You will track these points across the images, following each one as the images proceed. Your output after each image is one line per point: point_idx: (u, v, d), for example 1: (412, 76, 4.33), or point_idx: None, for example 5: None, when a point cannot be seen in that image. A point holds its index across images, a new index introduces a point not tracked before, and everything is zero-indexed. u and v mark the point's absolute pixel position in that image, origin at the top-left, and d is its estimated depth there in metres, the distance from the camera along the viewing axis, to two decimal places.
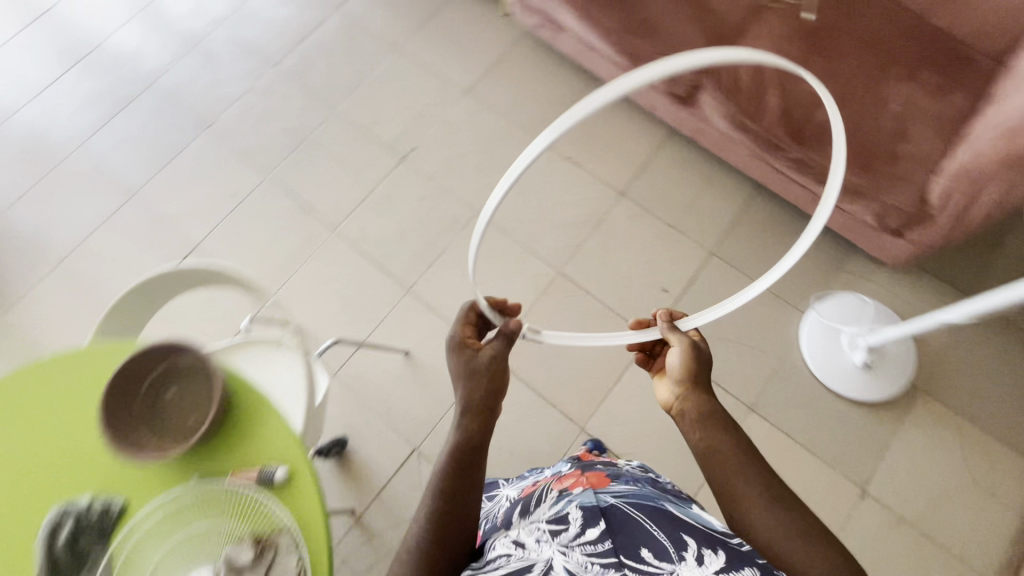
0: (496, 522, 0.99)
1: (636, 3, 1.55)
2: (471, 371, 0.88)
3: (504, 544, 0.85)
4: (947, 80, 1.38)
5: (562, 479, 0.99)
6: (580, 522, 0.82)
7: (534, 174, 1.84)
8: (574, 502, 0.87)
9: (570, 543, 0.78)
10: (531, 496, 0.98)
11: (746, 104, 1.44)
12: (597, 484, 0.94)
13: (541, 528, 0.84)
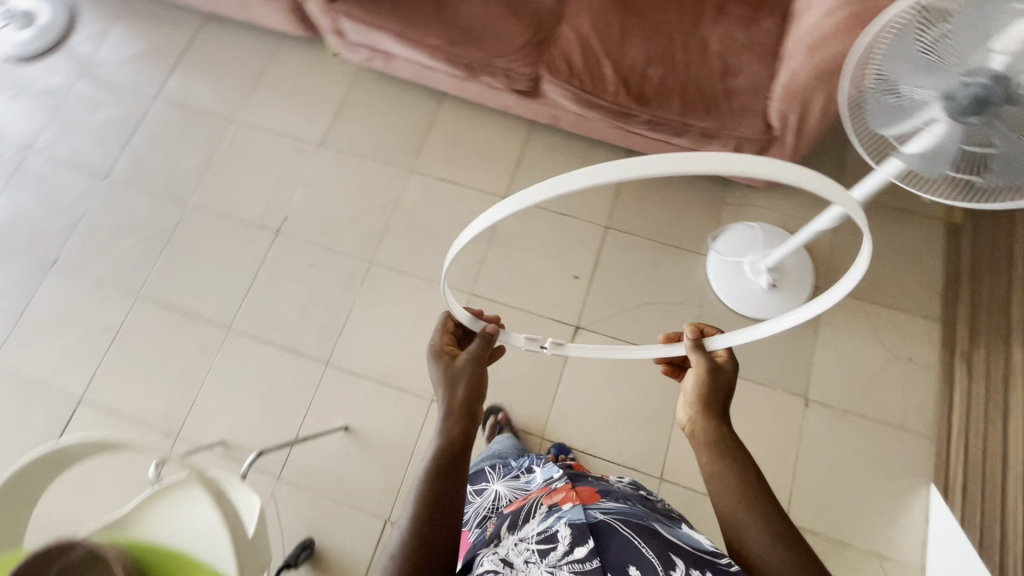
0: (487, 534, 0.98)
1: (452, 14, 1.53)
2: (456, 371, 0.90)
3: (491, 560, 0.83)
4: (751, 10, 1.47)
5: (552, 494, 0.95)
6: (568, 539, 0.79)
7: (416, 205, 1.80)
8: (563, 518, 0.84)
9: (558, 562, 0.76)
10: (520, 511, 0.98)
11: (585, 82, 1.46)
12: (588, 499, 0.90)
13: (530, 549, 0.82)
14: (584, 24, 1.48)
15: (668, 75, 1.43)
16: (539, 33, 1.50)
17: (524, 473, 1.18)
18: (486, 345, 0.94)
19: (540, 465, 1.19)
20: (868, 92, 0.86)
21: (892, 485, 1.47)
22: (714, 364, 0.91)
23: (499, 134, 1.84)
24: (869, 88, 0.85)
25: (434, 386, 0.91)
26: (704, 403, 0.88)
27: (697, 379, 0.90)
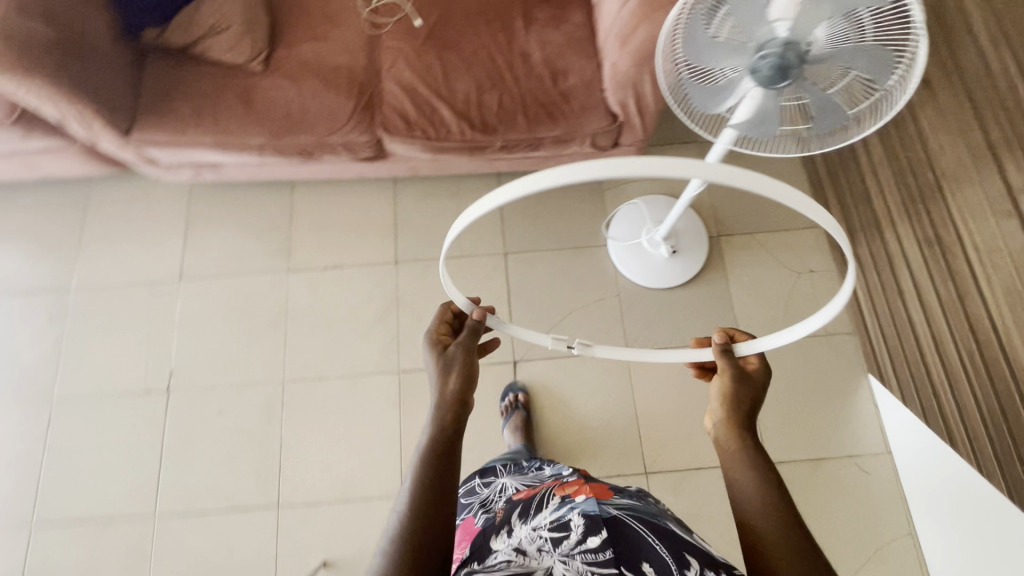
0: (496, 521, 0.97)
1: (263, 105, 1.41)
2: (450, 359, 0.83)
3: (504, 549, 0.85)
4: (556, 9, 1.48)
5: (565, 486, 0.98)
6: (581, 529, 0.83)
7: (309, 303, 1.67)
8: (576, 509, 0.87)
9: (571, 551, 0.80)
10: (530, 500, 0.98)
11: (427, 129, 1.41)
12: (602, 492, 0.94)
13: (542, 536, 0.86)
14: (404, 73, 1.43)
15: (503, 96, 1.41)
16: (364, 94, 1.43)
17: (527, 470, 1.18)
18: (474, 336, 0.88)
19: (547, 463, 1.20)
20: (684, 79, 0.89)
21: (839, 388, 1.58)
22: (742, 369, 0.83)
23: (366, 201, 1.75)
24: (682, 75, 0.89)
25: (429, 376, 0.84)
26: (727, 412, 0.80)
27: (720, 394, 0.81)
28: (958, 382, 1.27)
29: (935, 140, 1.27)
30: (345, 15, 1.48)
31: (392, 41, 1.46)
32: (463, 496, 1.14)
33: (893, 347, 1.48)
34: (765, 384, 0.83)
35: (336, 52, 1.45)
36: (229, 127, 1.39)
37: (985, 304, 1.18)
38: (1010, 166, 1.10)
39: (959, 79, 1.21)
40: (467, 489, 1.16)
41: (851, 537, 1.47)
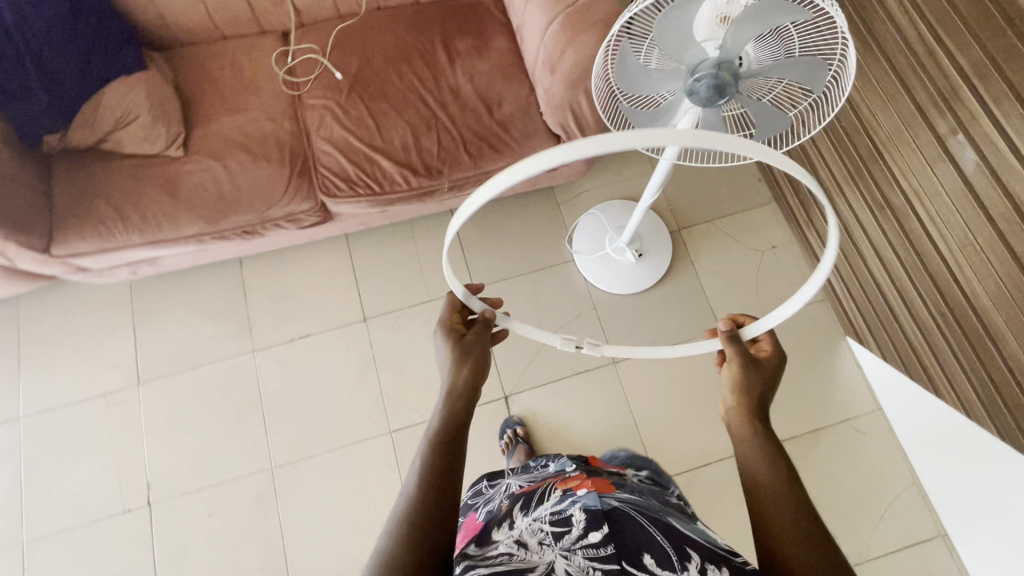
0: (499, 513, 0.91)
1: (191, 189, 1.32)
2: (466, 348, 0.83)
3: (504, 543, 0.78)
4: (478, 37, 1.44)
5: (567, 482, 0.93)
6: (583, 523, 0.75)
7: (282, 379, 1.59)
8: (578, 503, 0.81)
9: (571, 546, 0.72)
10: (532, 495, 0.93)
11: (368, 183, 1.36)
12: (603, 487, 0.88)
13: (543, 530, 0.78)
14: (334, 130, 1.37)
15: (442, 137, 1.37)
16: (297, 160, 1.36)
17: (536, 468, 1.15)
18: (484, 327, 0.88)
19: (552, 460, 1.18)
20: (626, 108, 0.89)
21: (822, 355, 1.62)
22: (752, 358, 0.80)
23: (321, 261, 1.69)
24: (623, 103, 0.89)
25: (440, 362, 0.84)
26: (740, 400, 0.77)
27: (732, 380, 0.79)
28: (931, 334, 1.31)
29: (865, 108, 1.29)
30: (260, 80, 1.41)
31: (315, 99, 1.40)
32: (469, 498, 1.09)
33: (863, 309, 1.51)
34: (774, 371, 0.80)
35: (259, 121, 1.38)
36: (160, 221, 1.30)
37: (943, 259, 1.22)
38: (942, 124, 1.12)
39: (875, 47, 1.22)
40: (474, 490, 1.11)
41: (863, 497, 1.51)
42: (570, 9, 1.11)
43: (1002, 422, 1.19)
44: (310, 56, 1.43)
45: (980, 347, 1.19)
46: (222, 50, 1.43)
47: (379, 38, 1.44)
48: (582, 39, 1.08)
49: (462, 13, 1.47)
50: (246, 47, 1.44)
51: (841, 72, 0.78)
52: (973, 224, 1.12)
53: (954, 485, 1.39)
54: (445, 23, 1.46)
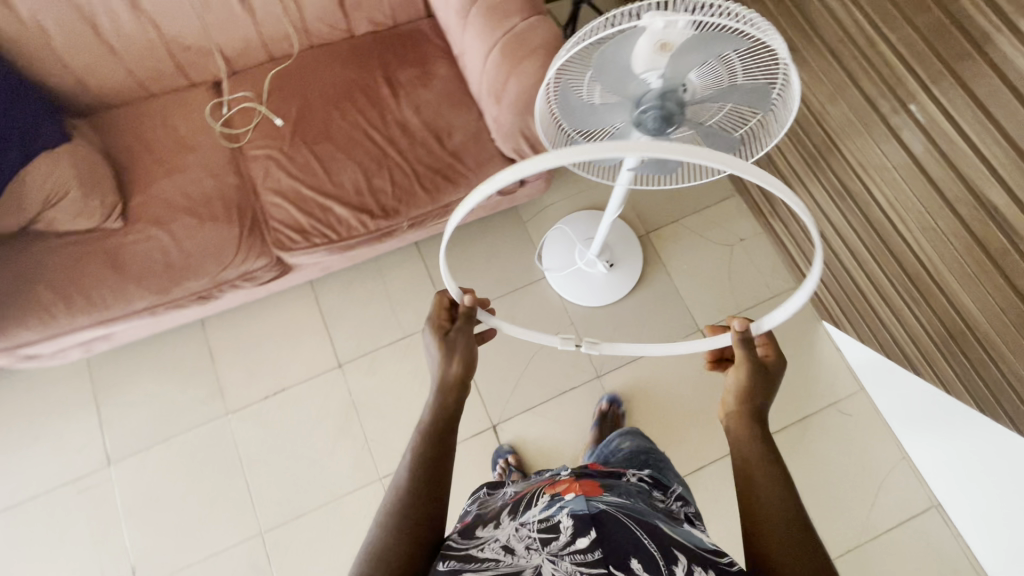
0: (485, 516, 0.82)
1: (136, 261, 1.25)
2: (454, 344, 0.87)
3: (488, 547, 0.70)
4: (420, 67, 1.39)
5: (556, 485, 0.83)
6: (570, 529, 0.68)
7: (262, 439, 1.54)
8: (565, 507, 0.72)
9: (558, 551, 0.65)
10: (522, 499, 0.84)
11: (322, 231, 1.30)
12: (592, 489, 0.78)
13: (529, 534, 0.71)
14: (280, 180, 1.32)
15: (395, 174, 1.33)
16: (246, 217, 1.31)
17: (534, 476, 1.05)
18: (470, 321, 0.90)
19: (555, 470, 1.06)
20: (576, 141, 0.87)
21: (800, 342, 1.63)
22: (759, 364, 0.78)
23: (288, 311, 1.63)
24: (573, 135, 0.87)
25: (430, 359, 0.88)
26: (744, 408, 0.76)
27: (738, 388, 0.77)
28: (902, 314, 1.32)
29: (815, 99, 1.28)
30: (196, 136, 1.34)
31: (258, 150, 1.34)
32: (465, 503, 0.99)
33: (835, 292, 1.52)
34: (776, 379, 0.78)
35: (201, 180, 1.31)
36: (107, 298, 1.23)
37: (905, 241, 1.22)
38: (890, 112, 1.12)
39: (818, 39, 1.22)
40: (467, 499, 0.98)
41: (856, 477, 1.52)
42: (507, 35, 1.06)
43: (979, 395, 1.21)
44: (247, 105, 1.36)
45: (950, 325, 1.20)
46: (151, 108, 1.35)
47: (317, 78, 1.38)
48: (524, 66, 1.04)
49: (400, 41, 1.42)
50: (177, 102, 1.36)
51: (785, 92, 0.77)
52: (929, 207, 1.12)
53: (941, 456, 1.42)
54: (384, 54, 1.40)
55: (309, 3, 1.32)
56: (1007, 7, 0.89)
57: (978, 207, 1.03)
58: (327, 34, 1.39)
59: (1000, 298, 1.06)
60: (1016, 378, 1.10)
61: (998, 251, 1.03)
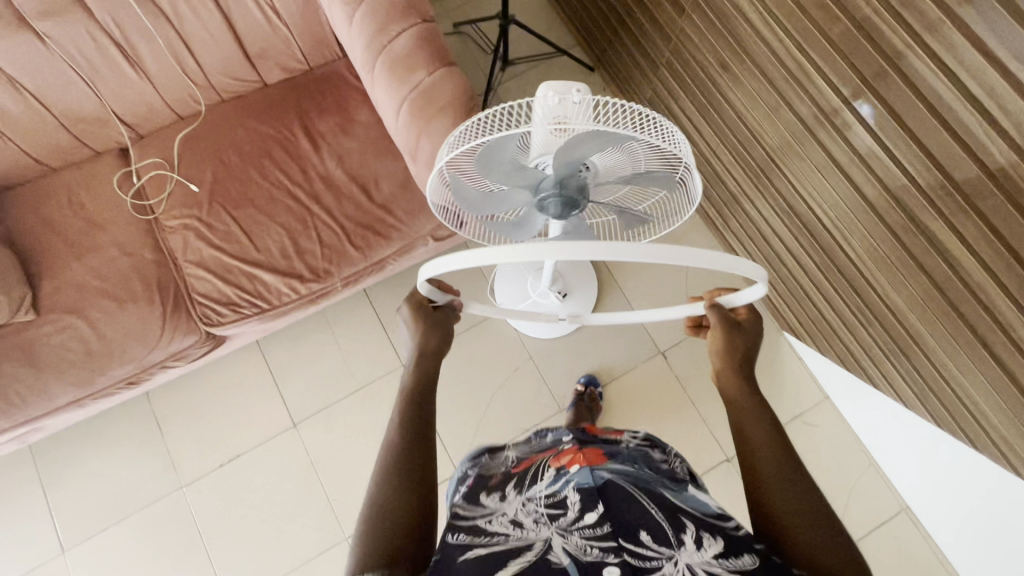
0: (487, 483, 0.79)
1: (55, 353, 1.18)
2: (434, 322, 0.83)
3: (498, 522, 0.67)
4: (340, 114, 1.31)
5: (560, 456, 0.80)
6: (577, 504, 0.66)
7: (220, 510, 1.48)
8: (571, 482, 0.71)
9: (568, 526, 0.63)
10: (526, 472, 0.81)
11: (250, 301, 1.24)
12: (596, 459, 0.76)
13: (538, 510, 0.68)
14: (201, 251, 1.24)
15: (322, 233, 1.26)
16: (169, 293, 1.23)
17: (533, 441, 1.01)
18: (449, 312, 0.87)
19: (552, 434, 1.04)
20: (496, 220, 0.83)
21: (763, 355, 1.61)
22: (736, 323, 0.78)
23: (236, 374, 1.57)
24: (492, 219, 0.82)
25: (405, 330, 0.85)
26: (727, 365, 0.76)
27: (718, 349, 0.77)
28: (856, 330, 1.30)
29: (752, 119, 1.23)
30: (106, 212, 1.26)
31: (174, 220, 1.26)
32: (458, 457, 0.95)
33: (792, 305, 1.49)
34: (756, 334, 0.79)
35: (116, 258, 1.23)
36: (28, 398, 1.17)
37: (853, 263, 1.19)
38: (826, 137, 1.08)
39: (749, 58, 1.16)
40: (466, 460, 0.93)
41: (829, 485, 1.49)
42: (414, 91, 0.99)
43: (936, 411, 1.20)
44: (157, 172, 1.28)
45: (903, 344, 1.18)
46: (54, 185, 1.27)
47: (230, 136, 1.30)
48: (433, 125, 0.97)
49: (316, 87, 1.33)
50: (81, 176, 1.27)
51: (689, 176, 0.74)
52: (873, 233, 1.09)
53: (911, 460, 1.40)
54: (299, 102, 1.32)
55: (210, 59, 1.25)
56: (921, 30, 0.84)
57: (920, 236, 1.00)
58: (236, 87, 1.31)
59: (949, 325, 1.03)
60: (970, 399, 1.09)
61: (943, 279, 1.00)
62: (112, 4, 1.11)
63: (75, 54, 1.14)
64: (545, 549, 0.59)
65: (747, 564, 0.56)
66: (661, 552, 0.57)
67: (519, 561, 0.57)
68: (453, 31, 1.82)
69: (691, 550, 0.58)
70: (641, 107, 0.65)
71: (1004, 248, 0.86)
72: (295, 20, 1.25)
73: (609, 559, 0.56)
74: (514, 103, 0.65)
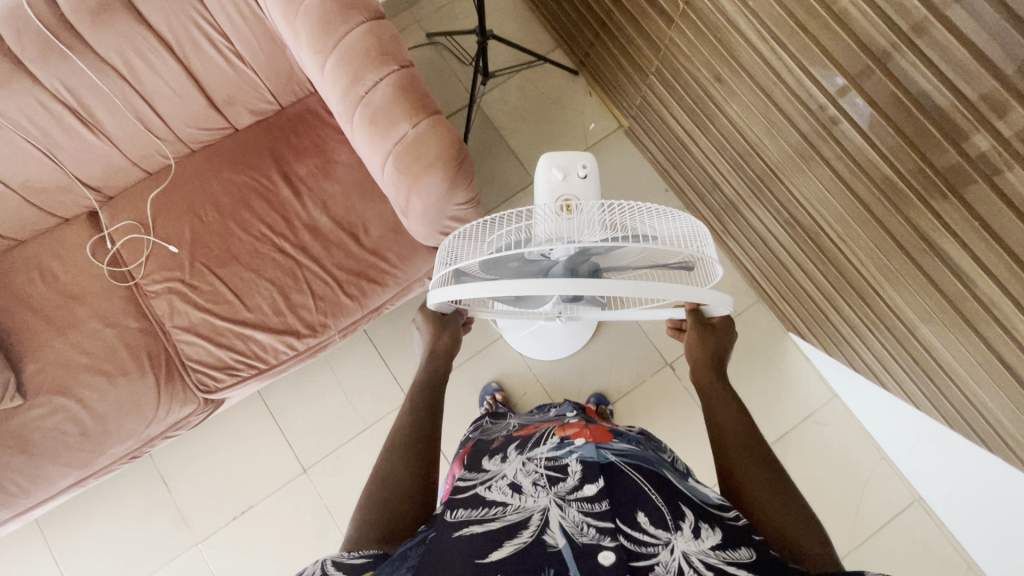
0: (490, 449, 0.84)
1: (47, 435, 1.12)
2: (444, 321, 0.92)
3: (498, 489, 0.67)
4: (318, 154, 1.24)
5: (566, 428, 0.83)
6: (578, 474, 0.67)
7: (236, 564, 1.45)
8: (575, 452, 0.71)
9: (566, 496, 0.62)
10: (529, 436, 0.85)
11: (246, 361, 1.19)
12: (602, 436, 0.77)
13: (537, 471, 0.70)
14: (185, 313, 1.19)
15: (315, 286, 1.19)
16: (160, 362, 1.18)
17: (539, 415, 1.11)
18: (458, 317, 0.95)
19: (554, 407, 1.16)
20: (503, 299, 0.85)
21: (770, 357, 1.61)
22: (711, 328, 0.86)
23: (240, 422, 1.54)
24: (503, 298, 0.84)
25: (421, 330, 0.94)
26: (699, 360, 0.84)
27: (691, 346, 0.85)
28: (866, 336, 1.27)
29: (750, 131, 1.19)
30: (82, 282, 1.20)
31: (156, 284, 1.20)
32: (470, 429, 1.06)
33: (800, 310, 1.47)
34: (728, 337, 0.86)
35: (100, 330, 1.17)
36: (26, 487, 1.12)
37: (862, 276, 1.15)
38: (827, 150, 1.03)
39: (742, 70, 1.10)
40: (472, 427, 1.06)
41: (840, 482, 1.51)
42: (399, 144, 0.94)
43: (948, 414, 1.17)
44: (132, 235, 1.21)
45: (916, 354, 1.14)
46: (25, 259, 1.21)
47: (205, 189, 1.23)
48: (424, 181, 0.93)
49: (290, 128, 1.26)
50: (52, 246, 1.22)
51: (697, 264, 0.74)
52: (882, 247, 1.04)
53: (920, 459, 1.40)
54: (275, 146, 1.25)
55: (173, 112, 1.20)
56: (908, 29, 0.79)
57: (929, 253, 0.95)
58: (205, 136, 1.26)
59: (965, 341, 0.98)
60: (984, 406, 1.05)
61: (958, 297, 0.95)
62: (58, 68, 1.07)
63: (27, 125, 1.11)
64: (542, 527, 0.57)
65: (743, 557, 0.55)
66: (658, 537, 0.56)
67: (515, 542, 0.55)
68: (427, 41, 1.73)
69: (688, 538, 0.56)
70: (637, 203, 0.67)
71: (1013, 262, 0.82)
72: (259, 59, 1.18)
73: (606, 542, 0.54)
74: (517, 211, 0.71)
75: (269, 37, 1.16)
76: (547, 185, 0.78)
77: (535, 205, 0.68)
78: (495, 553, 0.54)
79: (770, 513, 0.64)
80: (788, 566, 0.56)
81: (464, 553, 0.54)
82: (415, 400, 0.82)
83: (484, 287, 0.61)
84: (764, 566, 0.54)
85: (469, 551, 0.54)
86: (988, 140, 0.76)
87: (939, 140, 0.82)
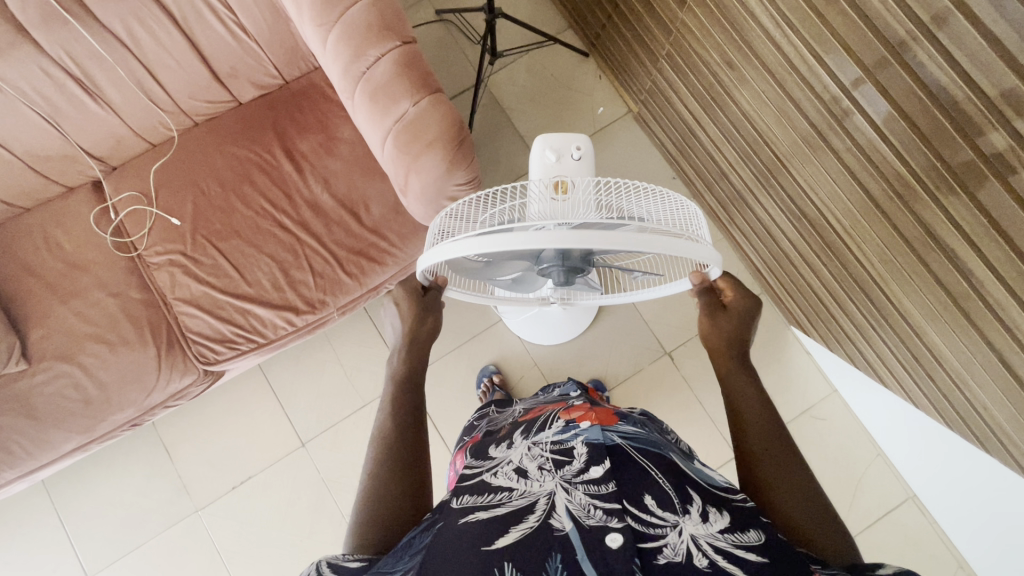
0: (495, 437, 0.84)
1: (49, 397, 1.15)
2: (429, 305, 0.87)
3: (502, 474, 0.67)
4: (321, 129, 1.23)
5: (571, 411, 0.83)
6: (584, 457, 0.66)
7: (233, 532, 1.48)
8: (580, 435, 0.71)
9: (573, 479, 0.62)
10: (535, 421, 0.85)
11: (244, 336, 1.20)
12: (607, 419, 0.76)
13: (543, 455, 0.69)
14: (188, 285, 1.20)
15: (315, 263, 1.19)
16: (160, 332, 1.20)
17: (543, 396, 1.13)
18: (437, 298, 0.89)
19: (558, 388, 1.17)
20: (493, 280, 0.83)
21: (772, 350, 1.60)
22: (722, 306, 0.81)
23: (241, 394, 1.57)
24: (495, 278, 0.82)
25: (397, 319, 0.87)
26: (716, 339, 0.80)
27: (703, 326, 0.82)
28: (868, 334, 1.25)
29: (760, 120, 1.16)
30: (85, 252, 1.21)
31: (157, 256, 1.21)
32: (477, 418, 1.07)
33: (803, 304, 1.45)
34: (751, 313, 0.81)
35: (102, 300, 1.19)
36: (30, 449, 1.15)
37: (866, 271, 1.13)
38: (836, 141, 1.00)
39: (755, 56, 1.08)
40: (478, 415, 1.06)
41: (835, 479, 1.50)
42: (399, 122, 0.93)
43: (949, 416, 1.15)
44: (135, 206, 1.22)
45: (917, 352, 1.12)
46: (31, 225, 1.23)
47: (208, 163, 1.23)
48: (423, 161, 0.92)
49: (294, 103, 1.25)
50: (57, 214, 1.23)
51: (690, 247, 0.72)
52: (887, 243, 1.02)
53: (916, 458, 1.40)
54: (277, 121, 1.24)
55: (176, 84, 1.20)
56: (927, 20, 0.77)
57: (936, 250, 0.93)
58: (209, 109, 1.26)
59: (967, 341, 0.97)
60: (984, 409, 1.03)
61: (960, 293, 0.93)
62: (61, 36, 1.07)
63: (31, 93, 1.11)
64: (548, 511, 0.57)
65: (751, 540, 0.55)
66: (666, 519, 0.56)
67: (521, 528, 0.55)
68: (435, 18, 1.70)
69: (696, 521, 0.56)
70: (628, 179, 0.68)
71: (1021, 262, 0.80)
72: (263, 32, 1.17)
73: (613, 523, 0.54)
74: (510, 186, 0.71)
75: (274, 11, 1.15)
76: (540, 166, 0.79)
77: (531, 183, 0.68)
78: (503, 538, 0.54)
79: (789, 508, 0.65)
80: (801, 554, 0.56)
81: (467, 539, 0.54)
82: (410, 385, 0.83)
83: (470, 244, 0.61)
84: (773, 548, 0.54)
85: (476, 538, 0.54)
86: (1005, 138, 0.74)
87: (952, 136, 0.80)
